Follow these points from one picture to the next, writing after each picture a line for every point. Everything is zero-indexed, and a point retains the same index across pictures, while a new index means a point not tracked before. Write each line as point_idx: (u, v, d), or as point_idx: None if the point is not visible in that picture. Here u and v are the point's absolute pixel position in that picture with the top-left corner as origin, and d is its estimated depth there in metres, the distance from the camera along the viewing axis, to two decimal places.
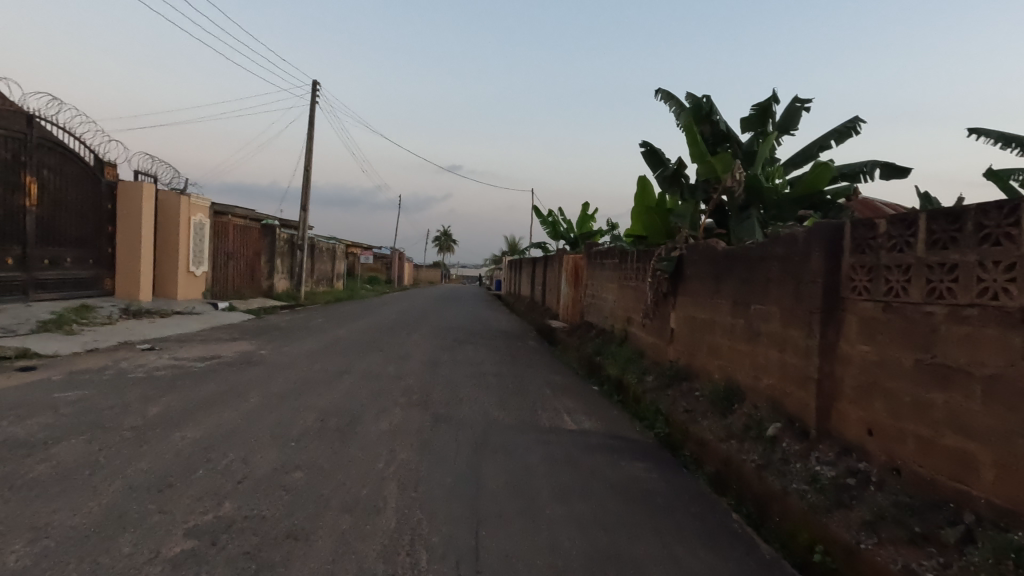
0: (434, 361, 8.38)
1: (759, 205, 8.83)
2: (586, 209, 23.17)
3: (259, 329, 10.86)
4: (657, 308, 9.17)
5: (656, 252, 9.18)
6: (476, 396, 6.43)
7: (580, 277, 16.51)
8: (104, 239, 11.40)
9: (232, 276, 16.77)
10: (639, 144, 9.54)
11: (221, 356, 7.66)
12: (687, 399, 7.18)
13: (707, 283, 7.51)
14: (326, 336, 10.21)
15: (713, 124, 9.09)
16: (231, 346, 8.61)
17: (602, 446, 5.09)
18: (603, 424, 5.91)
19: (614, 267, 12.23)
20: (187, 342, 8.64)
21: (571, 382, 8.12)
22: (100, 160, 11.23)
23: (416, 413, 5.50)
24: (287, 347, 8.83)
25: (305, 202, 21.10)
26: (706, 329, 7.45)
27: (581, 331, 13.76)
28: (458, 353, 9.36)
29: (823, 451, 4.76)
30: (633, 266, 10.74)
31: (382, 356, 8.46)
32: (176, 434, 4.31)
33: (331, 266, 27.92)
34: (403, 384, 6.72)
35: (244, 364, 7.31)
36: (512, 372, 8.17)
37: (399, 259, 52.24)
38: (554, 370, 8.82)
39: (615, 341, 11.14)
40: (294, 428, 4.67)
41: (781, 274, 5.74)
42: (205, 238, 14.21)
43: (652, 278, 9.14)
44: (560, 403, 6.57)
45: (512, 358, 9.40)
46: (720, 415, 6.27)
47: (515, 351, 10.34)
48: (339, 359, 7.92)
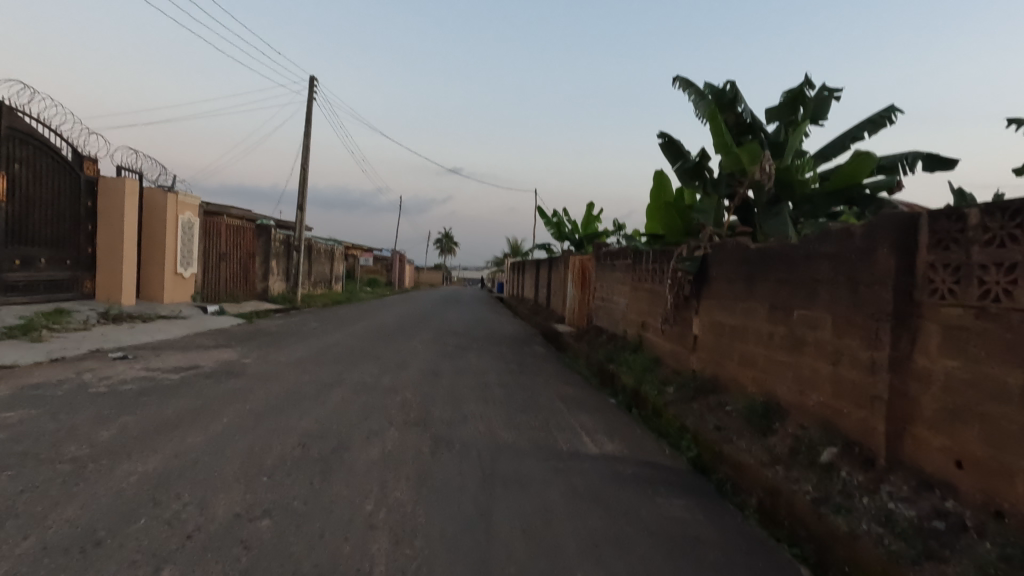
0: (436, 372, 7.63)
1: (789, 200, 8.10)
2: (591, 209, 22.43)
3: (248, 335, 10.13)
4: (677, 312, 8.43)
5: (676, 252, 8.43)
6: (483, 413, 5.69)
7: (587, 280, 15.76)
8: (82, 238, 10.70)
9: (224, 278, 16.05)
10: (657, 134, 8.82)
11: (200, 366, 6.94)
12: (717, 414, 6.43)
13: (738, 285, 6.77)
14: (318, 342, 9.46)
15: (738, 113, 8.37)
16: (213, 354, 7.87)
17: (631, 475, 4.35)
18: (629, 446, 5.17)
19: (627, 269, 11.49)
20: (165, 350, 7.91)
21: (586, 395, 7.37)
22: (79, 154, 10.54)
23: (413, 436, 4.76)
24: (275, 355, 8.09)
25: (302, 202, 20.39)
26: (736, 336, 6.71)
27: (590, 337, 13.00)
28: (461, 362, 8.61)
29: (896, 484, 4.03)
30: (649, 267, 9.99)
31: (379, 366, 7.72)
32: (123, 467, 3.57)
33: (330, 268, 27.22)
34: (400, 399, 5.98)
35: (223, 374, 6.58)
36: (521, 384, 7.43)
37: (400, 261, 51.60)
38: (565, 380, 8.08)
39: (629, 347, 10.38)
40: (268, 459, 3.92)
41: (833, 275, 5.00)
42: (195, 239, 13.49)
43: (671, 280, 8.40)
44: (576, 421, 5.82)
45: (520, 367, 8.65)
46: (760, 435, 5.52)
47: (522, 358, 9.59)
48: (330, 369, 7.18)
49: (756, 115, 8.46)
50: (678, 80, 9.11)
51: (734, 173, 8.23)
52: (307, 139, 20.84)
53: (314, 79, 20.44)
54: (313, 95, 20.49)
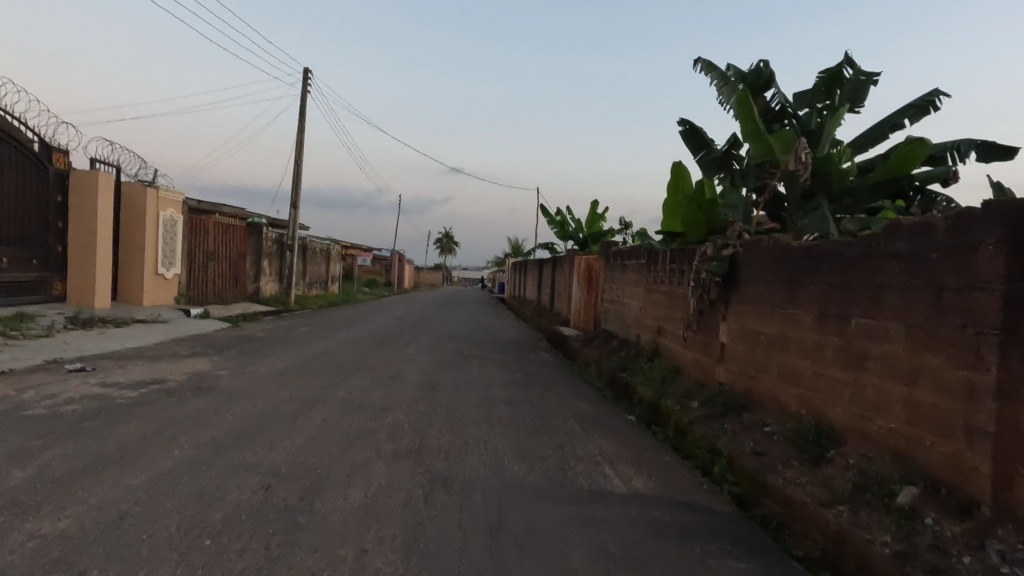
0: (433, 386, 6.81)
1: (826, 193, 7.27)
2: (595, 208, 21.71)
3: (229, 341, 9.29)
4: (700, 317, 7.62)
5: (699, 252, 7.64)
6: (487, 438, 4.88)
7: (594, 281, 14.99)
8: (51, 236, 9.88)
9: (212, 279, 15.23)
10: (677, 122, 8.03)
11: (165, 380, 6.12)
12: (754, 437, 5.62)
13: (776, 288, 5.96)
14: (305, 350, 8.65)
15: (769, 98, 7.58)
16: (184, 365, 7.04)
17: (671, 526, 3.55)
18: (660, 481, 4.37)
19: (639, 271, 10.69)
20: (131, 361, 7.09)
21: (603, 412, 6.56)
22: (47, 145, 9.73)
23: (404, 472, 3.95)
24: (254, 365, 7.27)
25: (296, 199, 19.58)
26: (775, 347, 5.90)
27: (599, 343, 12.17)
28: (461, 373, 7.80)
29: (1008, 541, 3.22)
30: (666, 268, 9.18)
31: (370, 379, 6.90)
32: (21, 530, 2.75)
33: (326, 268, 26.42)
34: (391, 421, 5.17)
35: (190, 390, 5.75)
36: (530, 399, 6.62)
37: (399, 262, 50.86)
38: (577, 394, 7.27)
39: (644, 356, 9.55)
40: (218, 510, 3.12)
41: (907, 278, 4.19)
42: (178, 237, 12.67)
43: (694, 282, 7.60)
44: (597, 448, 5.00)
45: (527, 379, 7.83)
46: (812, 466, 4.71)
47: (528, 368, 8.77)
48: (313, 384, 6.36)
49: (788, 100, 7.67)
50: (700, 62, 8.27)
51: (764, 163, 7.43)
52: (302, 134, 20.02)
53: (308, 71, 19.61)
54: (307, 88, 19.67)
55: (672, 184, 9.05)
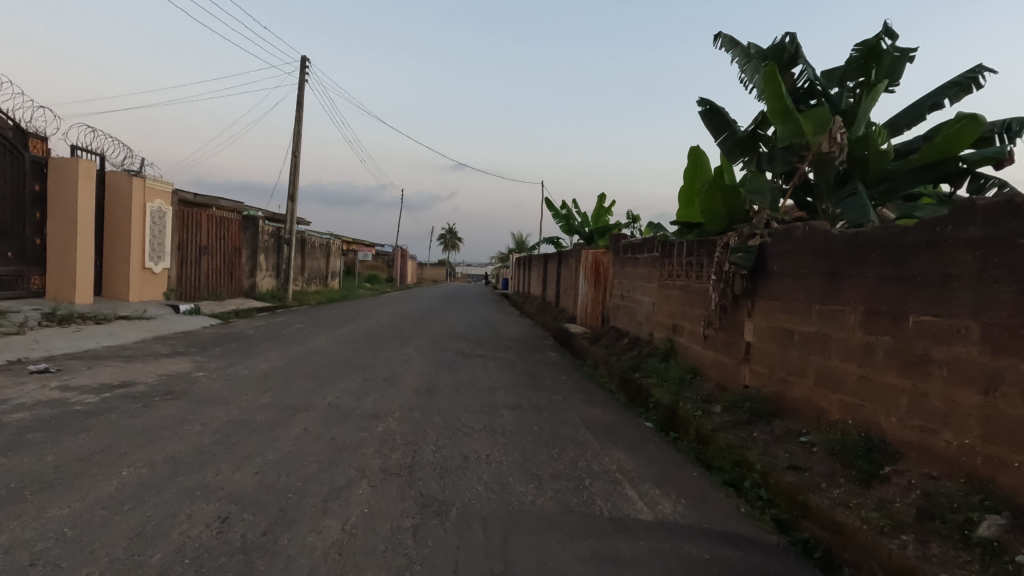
0: (431, 389, 6.21)
1: (863, 178, 6.59)
2: (602, 201, 21.08)
3: (216, 339, 8.71)
4: (723, 314, 6.99)
5: (722, 243, 7.02)
6: (491, 451, 4.28)
7: (602, 276, 14.39)
8: (28, 227, 9.32)
9: (206, 274, 14.67)
10: (697, 102, 7.39)
11: (135, 382, 5.54)
12: (790, 449, 5.02)
13: (814, 282, 5.33)
14: (296, 349, 8.06)
15: (798, 74, 6.93)
16: (161, 366, 6.46)
17: (711, 563, 2.96)
18: (690, 503, 3.78)
19: (652, 265, 10.07)
20: (103, 361, 6.52)
21: (618, 418, 5.96)
22: (22, 130, 9.16)
23: (393, 495, 3.37)
24: (237, 366, 6.69)
25: (293, 192, 19.02)
26: (813, 347, 5.28)
27: (608, 341, 11.55)
28: (463, 374, 7.21)
29: None
30: (684, 261, 8.55)
31: (362, 381, 6.30)
32: None
33: (326, 264, 25.84)
34: (382, 430, 4.59)
35: (160, 395, 5.17)
36: (538, 403, 6.02)
37: (401, 258, 50.32)
38: (588, 398, 6.68)
39: (658, 356, 8.93)
40: (159, 551, 2.54)
41: (985, 269, 3.57)
42: (167, 230, 12.09)
43: (716, 276, 6.98)
44: (615, 462, 4.41)
45: (533, 380, 7.23)
46: (863, 485, 4.10)
47: (535, 368, 8.17)
48: (299, 387, 5.77)
49: (819, 76, 7.00)
50: (722, 37, 7.61)
51: (794, 144, 6.78)
52: (299, 125, 19.42)
53: (306, 59, 19.00)
54: (305, 77, 19.06)
55: (691, 172, 8.50)
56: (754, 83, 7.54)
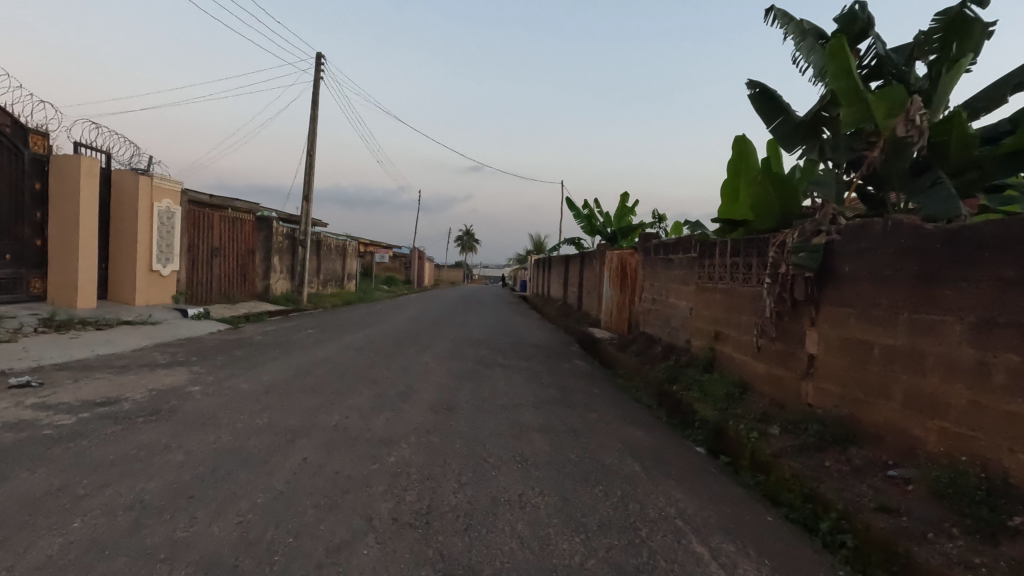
0: (452, 406, 5.53)
1: (943, 166, 5.72)
2: (625, 200, 20.32)
3: (221, 347, 8.14)
4: (778, 321, 6.19)
5: (777, 242, 6.23)
6: (524, 491, 3.59)
7: (629, 278, 13.64)
8: (28, 228, 8.88)
9: (218, 277, 14.22)
10: (748, 83, 6.60)
11: (120, 400, 4.94)
12: (877, 485, 4.23)
13: (901, 286, 4.53)
14: (304, 358, 7.45)
15: (867, 49, 6.09)
16: (154, 379, 5.88)
17: None
18: (775, 563, 3.04)
19: (689, 267, 9.27)
20: (93, 372, 5.96)
21: (664, 443, 5.22)
22: (21, 126, 8.73)
23: (408, 555, 2.69)
24: (238, 378, 6.09)
25: (308, 192, 18.54)
26: (900, 364, 4.49)
27: (639, 348, 10.77)
28: (486, 387, 6.52)
29: None
30: (728, 263, 7.75)
31: (374, 396, 5.65)
32: None
33: (342, 266, 25.41)
34: (395, 461, 3.91)
35: (144, 414, 4.56)
36: (572, 424, 5.30)
37: (419, 260, 50.00)
38: (627, 416, 5.94)
39: (698, 366, 8.14)
40: None
41: None
42: (175, 231, 11.63)
43: (771, 280, 6.20)
44: (672, 504, 3.68)
45: (563, 395, 6.51)
46: (988, 541, 3.31)
47: (564, 380, 7.45)
48: (304, 405, 5.14)
49: (890, 52, 6.17)
50: (775, 11, 6.79)
51: (862, 129, 5.95)
52: (314, 123, 18.96)
53: (321, 56, 18.52)
54: (319, 74, 18.60)
55: (735, 165, 7.78)
56: (812, 63, 6.75)
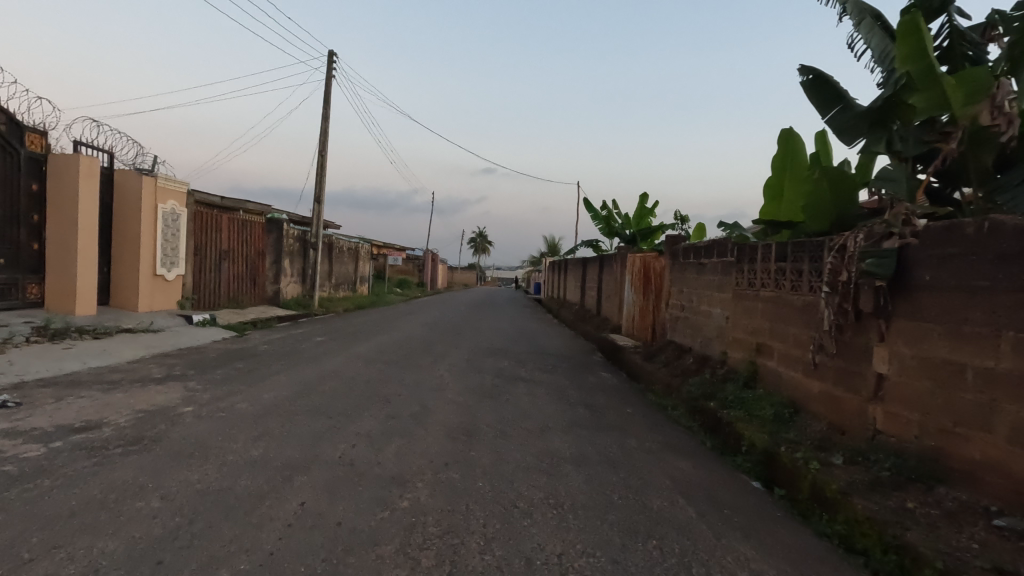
0: (471, 431, 4.92)
1: None
2: (645, 201, 19.63)
3: (223, 358, 7.61)
4: (838, 336, 5.50)
5: (836, 246, 5.55)
6: (565, 550, 2.97)
7: (654, 282, 12.96)
8: (24, 230, 8.46)
9: (226, 281, 13.77)
10: (800, 69, 5.91)
11: (101, 425, 4.39)
12: (981, 538, 3.54)
13: (1004, 299, 3.84)
14: (310, 372, 6.88)
15: (940, 28, 5.38)
16: (145, 397, 5.34)
17: None
18: None
19: (724, 273, 8.57)
20: (79, 389, 5.44)
21: (715, 477, 4.55)
22: (17, 123, 8.31)
23: None
24: (236, 396, 5.53)
25: (320, 193, 18.09)
26: (1003, 391, 3.80)
27: (667, 359, 10.09)
28: (508, 407, 5.90)
29: None
30: (773, 268, 7.06)
31: (385, 419, 5.06)
32: None
33: (354, 269, 24.95)
34: (409, 509, 3.31)
35: (124, 444, 4.00)
36: (609, 455, 4.66)
37: (432, 262, 49.58)
38: (667, 442, 5.28)
39: (738, 381, 7.45)
40: None
41: None
42: (181, 233, 11.18)
43: (829, 288, 5.52)
44: (744, 565, 3.04)
45: (594, 416, 5.88)
46: None
47: (592, 397, 6.80)
48: (306, 431, 4.56)
49: (965, 31, 5.46)
50: None
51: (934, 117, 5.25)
52: (326, 123, 18.51)
53: (333, 54, 18.07)
54: (331, 73, 18.14)
55: (779, 161, 7.16)
56: (871, 46, 6.07)
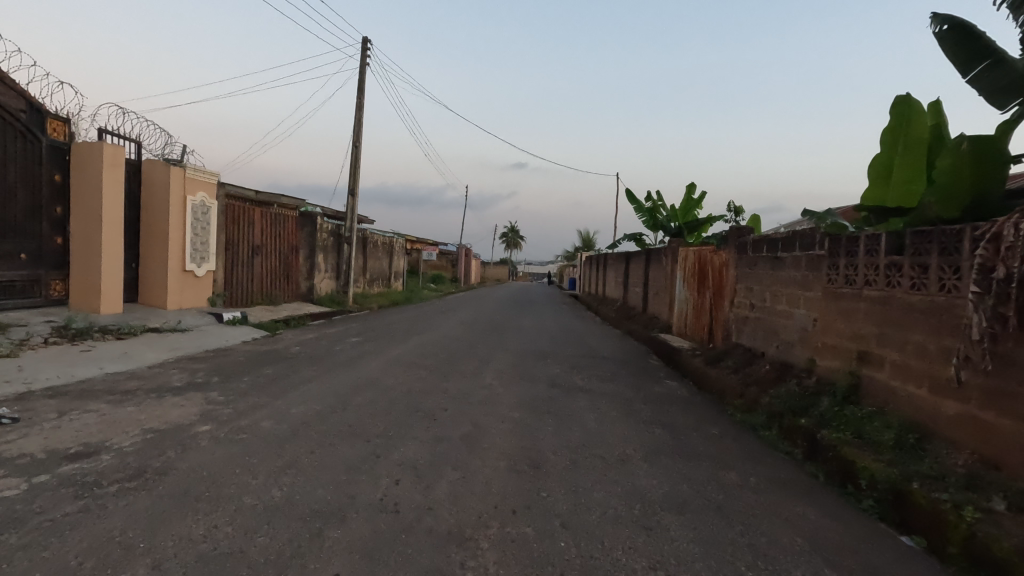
0: (536, 462, 4.05)
1: None
2: (693, 191, 18.44)
3: (251, 362, 6.92)
4: (993, 348, 4.40)
5: (990, 234, 4.45)
6: None
7: (712, 279, 11.86)
8: (47, 224, 7.98)
9: (259, 277, 13.27)
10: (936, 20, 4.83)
11: (99, 451, 3.66)
12: None
13: None
14: (345, 381, 6.11)
15: None
16: (158, 412, 4.64)
17: None
18: None
19: (810, 268, 7.47)
20: (88, 402, 4.79)
21: (853, 530, 3.56)
22: (37, 108, 7.81)
23: None
24: (261, 411, 4.79)
25: (354, 185, 17.49)
26: None
27: (736, 364, 9.03)
28: (574, 428, 5.00)
29: None
30: (882, 262, 5.95)
31: (432, 444, 4.23)
32: None
33: (389, 264, 24.39)
34: None
35: (122, 478, 3.26)
36: (711, 497, 3.73)
37: (466, 256, 49.24)
38: (774, 477, 4.30)
39: (835, 395, 6.38)
40: None
41: None
42: (211, 227, 10.65)
43: (979, 288, 4.43)
44: None
45: (677, 440, 4.93)
46: None
47: (667, 413, 5.84)
48: (339, 461, 3.75)
49: None
50: None
51: None
52: (360, 112, 17.89)
53: (367, 40, 17.41)
54: (366, 60, 17.51)
55: (892, 134, 6.11)
56: None
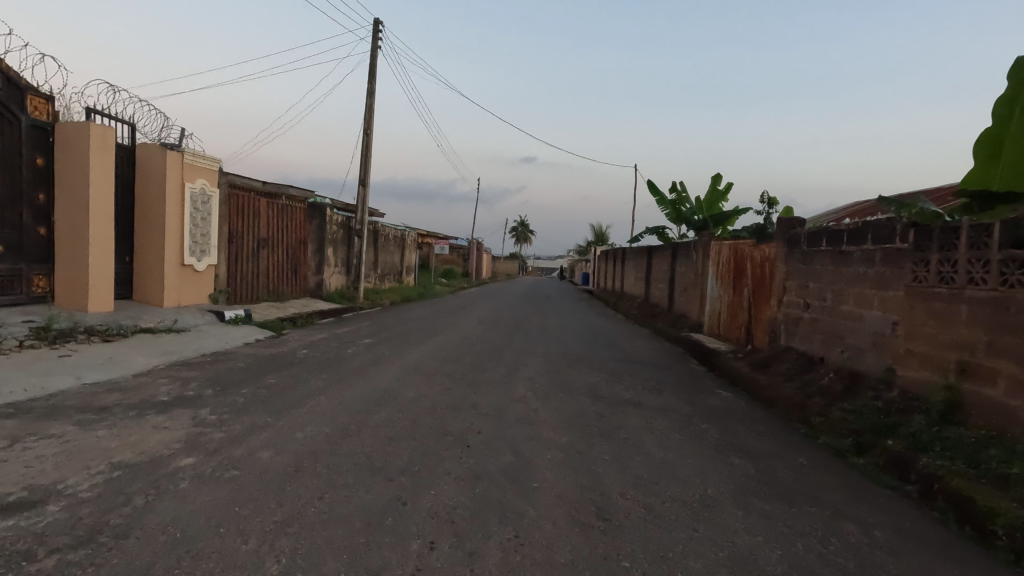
0: (604, 511, 3.18)
1: None
2: (720, 183, 17.49)
3: (252, 369, 6.10)
4: None
5: None
6: None
7: (752, 275, 10.90)
8: (28, 212, 7.20)
9: (264, 271, 12.49)
10: None
11: (47, 499, 2.83)
12: None
13: None
14: (358, 394, 5.26)
15: None
16: (135, 437, 3.81)
17: None
18: None
19: (888, 264, 6.50)
20: (52, 424, 3.97)
21: None
22: (16, 84, 7.02)
23: None
24: (260, 436, 3.95)
25: (365, 174, 16.64)
26: None
27: (789, 370, 8.11)
28: (636, 457, 4.12)
29: None
30: (995, 258, 5.00)
31: (469, 484, 3.37)
32: None
33: (400, 258, 23.54)
34: None
35: (68, 544, 2.44)
36: (840, 566, 2.83)
37: (478, 251, 48.35)
38: (901, 528, 3.40)
39: (928, 411, 5.46)
40: None
41: None
42: (212, 218, 9.85)
43: None
44: None
45: (762, 473, 4.04)
46: None
47: (736, 435, 4.95)
48: (355, 513, 2.89)
49: None
50: None
51: None
52: (372, 99, 17.02)
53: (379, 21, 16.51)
54: (378, 43, 16.60)
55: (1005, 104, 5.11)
56: None
